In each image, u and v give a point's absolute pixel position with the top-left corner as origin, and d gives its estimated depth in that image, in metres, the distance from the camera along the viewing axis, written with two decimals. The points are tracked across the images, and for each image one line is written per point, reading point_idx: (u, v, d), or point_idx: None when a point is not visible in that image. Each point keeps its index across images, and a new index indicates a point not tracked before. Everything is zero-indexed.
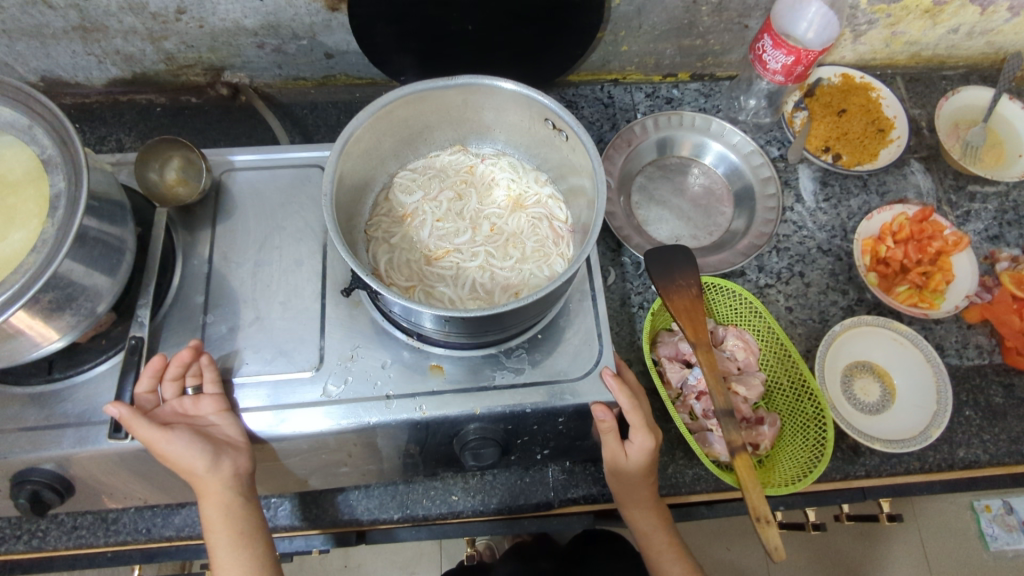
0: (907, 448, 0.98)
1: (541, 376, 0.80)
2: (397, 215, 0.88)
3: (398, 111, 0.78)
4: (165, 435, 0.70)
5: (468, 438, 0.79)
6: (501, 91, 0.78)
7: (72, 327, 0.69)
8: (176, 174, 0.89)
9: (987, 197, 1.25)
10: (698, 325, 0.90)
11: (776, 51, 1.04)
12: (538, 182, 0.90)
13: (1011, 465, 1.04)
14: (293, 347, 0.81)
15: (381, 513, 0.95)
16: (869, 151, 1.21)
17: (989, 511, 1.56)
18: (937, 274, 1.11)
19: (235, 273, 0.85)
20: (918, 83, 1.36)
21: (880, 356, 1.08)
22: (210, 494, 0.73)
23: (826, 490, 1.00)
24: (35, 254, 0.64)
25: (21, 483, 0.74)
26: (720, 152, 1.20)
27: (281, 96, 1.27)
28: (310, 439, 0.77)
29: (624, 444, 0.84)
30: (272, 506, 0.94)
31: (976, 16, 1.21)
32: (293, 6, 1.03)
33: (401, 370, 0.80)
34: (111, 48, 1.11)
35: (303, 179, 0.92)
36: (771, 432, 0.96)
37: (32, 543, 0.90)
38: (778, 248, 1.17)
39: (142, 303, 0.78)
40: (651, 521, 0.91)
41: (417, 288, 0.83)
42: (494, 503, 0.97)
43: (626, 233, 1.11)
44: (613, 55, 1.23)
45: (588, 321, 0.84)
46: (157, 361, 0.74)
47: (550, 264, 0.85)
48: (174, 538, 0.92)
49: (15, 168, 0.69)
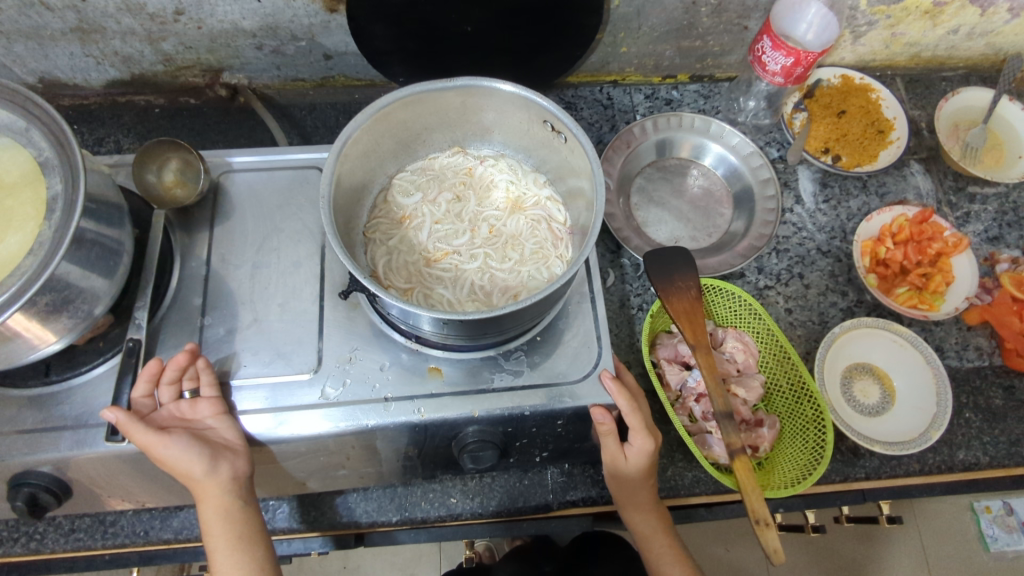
0: (907, 450, 0.98)
1: (539, 378, 0.80)
2: (396, 217, 0.88)
3: (396, 113, 0.78)
4: (162, 440, 0.69)
5: (467, 440, 0.79)
6: (500, 93, 0.78)
7: (69, 329, 0.69)
8: (175, 176, 0.88)
9: (986, 199, 1.25)
10: (698, 327, 0.90)
11: (776, 52, 1.04)
12: (537, 184, 0.90)
13: (1012, 467, 1.03)
14: (291, 350, 0.80)
15: (379, 516, 0.95)
16: (869, 152, 1.21)
17: (989, 511, 1.55)
18: (937, 276, 1.11)
19: (233, 275, 0.84)
20: (918, 84, 1.35)
21: (880, 358, 1.08)
22: (209, 498, 0.73)
23: (826, 492, 1.00)
24: (32, 256, 0.64)
25: (18, 486, 0.73)
26: (720, 154, 1.20)
27: (280, 97, 1.27)
28: (309, 441, 0.77)
29: (624, 447, 0.83)
30: (270, 508, 0.94)
31: (976, 17, 1.20)
32: (292, 7, 1.03)
33: (400, 373, 0.79)
34: (110, 49, 1.11)
35: (302, 181, 0.92)
36: (770, 434, 0.95)
37: (30, 545, 0.90)
38: (777, 250, 1.17)
39: (139, 305, 0.77)
40: (651, 523, 0.90)
41: (416, 289, 0.83)
42: (493, 506, 0.97)
43: (626, 234, 1.11)
44: (613, 57, 1.23)
45: (587, 323, 0.84)
46: (154, 364, 0.74)
47: (549, 266, 0.84)
48: (172, 541, 0.92)
49: (12, 170, 0.69)
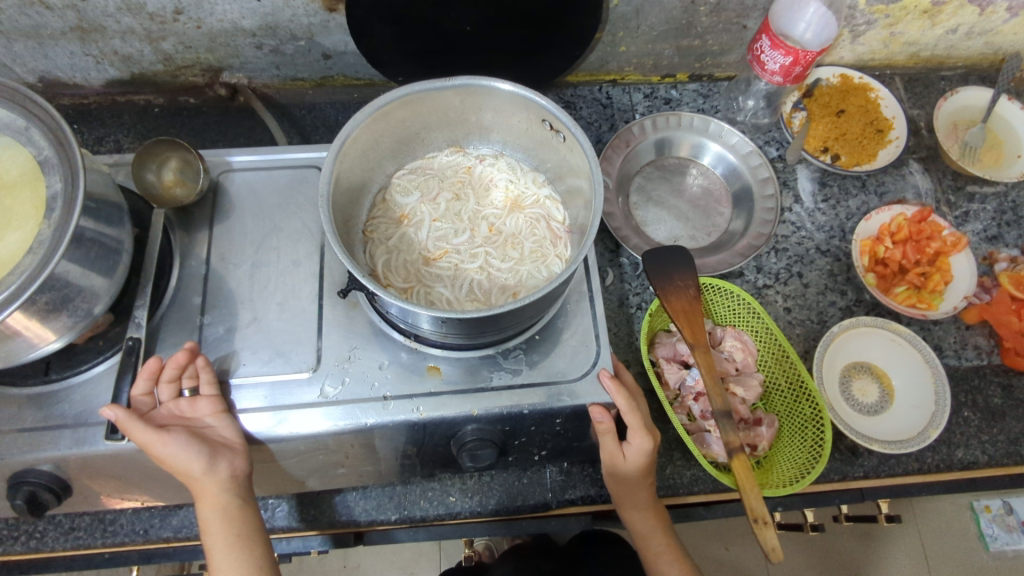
0: (906, 449, 0.98)
1: (538, 377, 0.80)
2: (395, 216, 0.88)
3: (395, 112, 0.78)
4: (161, 438, 0.70)
5: (466, 439, 0.79)
6: (498, 92, 0.78)
7: (69, 328, 0.69)
8: (174, 175, 0.89)
9: (986, 197, 1.25)
10: (696, 327, 0.90)
11: (774, 51, 1.04)
12: (536, 183, 0.90)
13: (1011, 466, 1.03)
14: (290, 348, 0.81)
15: (378, 514, 0.95)
16: (869, 151, 1.21)
17: (989, 511, 1.55)
18: (937, 275, 1.11)
19: (233, 273, 0.85)
20: (917, 83, 1.36)
21: (879, 356, 1.08)
22: (208, 496, 0.74)
23: (825, 490, 1.00)
24: (32, 254, 0.64)
25: (18, 484, 0.74)
26: (719, 153, 1.20)
27: (279, 96, 1.27)
28: (308, 439, 0.77)
29: (623, 445, 0.83)
30: (269, 507, 0.94)
31: (975, 16, 1.20)
32: (291, 6, 1.03)
33: (399, 371, 0.80)
34: (110, 49, 1.11)
35: (301, 180, 0.92)
36: (769, 433, 0.95)
37: (30, 544, 0.91)
38: (776, 249, 1.17)
39: (139, 303, 0.77)
40: (649, 522, 0.91)
41: (415, 288, 0.83)
42: (492, 504, 0.97)
43: (625, 233, 1.11)
44: (612, 56, 1.23)
45: (586, 322, 0.84)
46: (153, 363, 0.74)
47: (548, 265, 0.85)
48: (172, 539, 0.93)
49: (12, 169, 0.69)
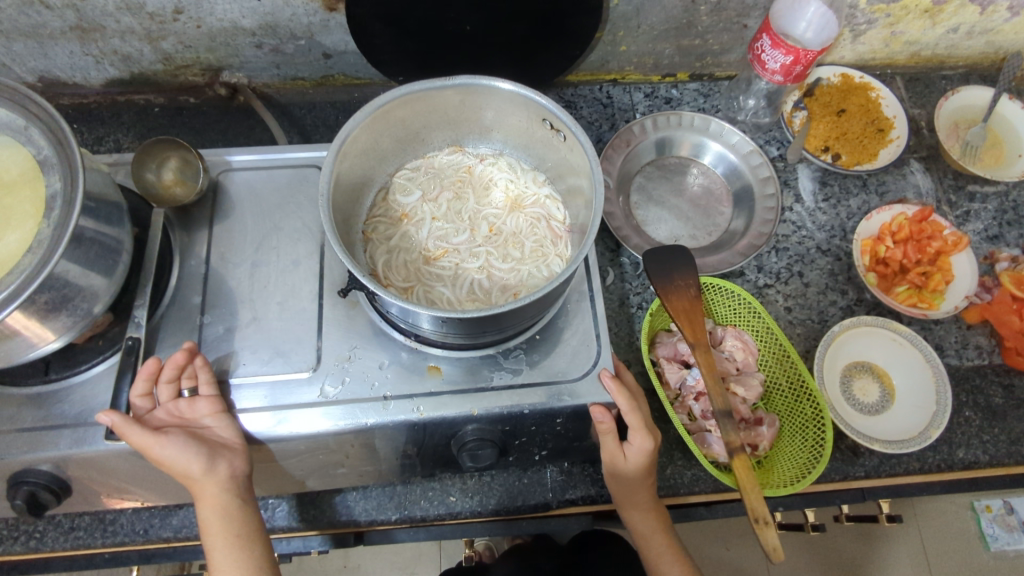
0: (907, 449, 0.97)
1: (538, 376, 0.80)
2: (395, 216, 0.88)
3: (396, 111, 0.78)
4: (159, 440, 0.69)
5: (466, 438, 0.79)
6: (498, 92, 0.78)
7: (68, 328, 0.69)
8: (174, 175, 0.89)
9: (987, 197, 1.25)
10: (697, 326, 0.89)
11: (775, 50, 1.04)
12: (536, 182, 0.90)
13: (1012, 465, 1.03)
14: (290, 348, 0.80)
15: (378, 514, 0.95)
16: (869, 150, 1.21)
17: (989, 511, 1.56)
18: (937, 274, 1.11)
19: (233, 273, 0.85)
20: (918, 82, 1.35)
21: (879, 356, 1.08)
22: (206, 496, 0.73)
23: (826, 490, 1.00)
24: (32, 254, 0.64)
25: (17, 484, 0.74)
26: (719, 152, 1.20)
27: (279, 96, 1.27)
28: (308, 439, 0.77)
29: (623, 445, 0.83)
30: (269, 507, 0.94)
31: (976, 16, 1.20)
32: (291, 6, 1.03)
33: (399, 371, 0.79)
34: (109, 48, 1.11)
35: (301, 180, 0.92)
36: (769, 432, 0.95)
37: (30, 544, 0.90)
38: (776, 249, 1.17)
39: (139, 303, 0.77)
40: (650, 522, 0.90)
41: (415, 288, 0.83)
42: (492, 504, 0.97)
43: (625, 233, 1.11)
44: (612, 55, 1.23)
45: (585, 321, 0.84)
46: (151, 364, 0.74)
47: (548, 264, 0.84)
48: (172, 539, 0.92)
49: (10, 168, 0.69)
